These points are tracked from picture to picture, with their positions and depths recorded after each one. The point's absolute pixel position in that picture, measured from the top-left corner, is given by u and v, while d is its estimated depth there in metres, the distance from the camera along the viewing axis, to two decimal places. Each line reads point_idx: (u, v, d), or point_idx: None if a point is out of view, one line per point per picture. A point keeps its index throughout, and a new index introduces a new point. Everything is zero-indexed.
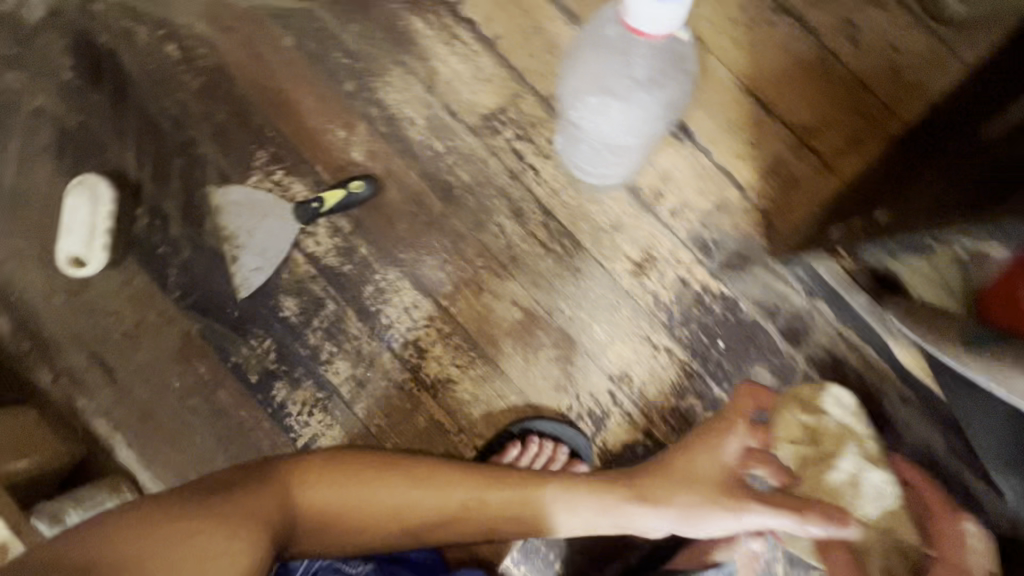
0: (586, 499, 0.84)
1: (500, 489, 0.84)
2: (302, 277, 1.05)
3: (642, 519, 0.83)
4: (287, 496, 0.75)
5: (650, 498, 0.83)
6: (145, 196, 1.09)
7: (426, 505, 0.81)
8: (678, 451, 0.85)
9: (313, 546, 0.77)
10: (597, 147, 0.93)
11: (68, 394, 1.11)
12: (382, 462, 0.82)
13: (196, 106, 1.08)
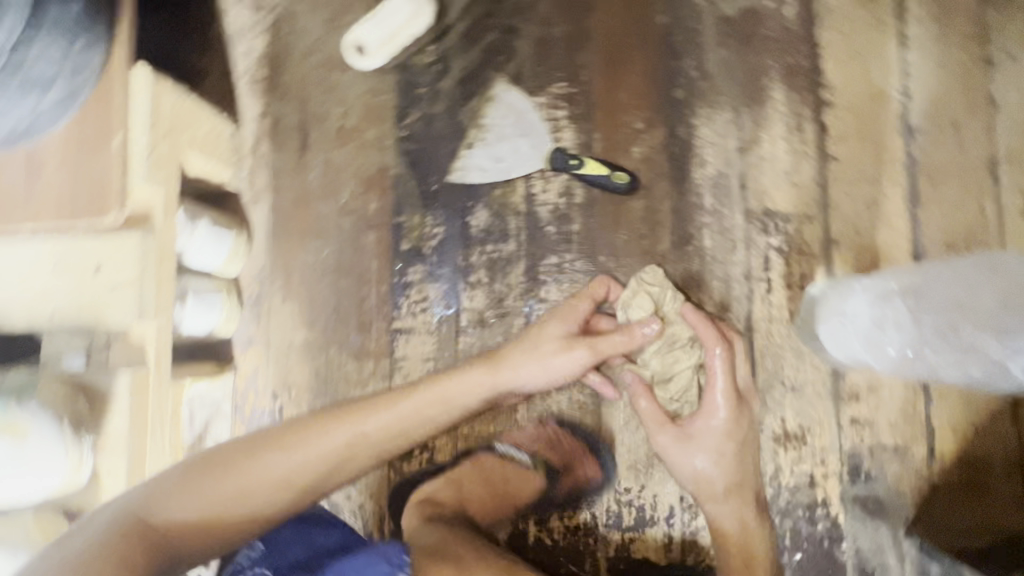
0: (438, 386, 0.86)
1: (369, 410, 0.82)
2: (508, 205, 1.04)
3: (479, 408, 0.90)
4: (145, 528, 0.67)
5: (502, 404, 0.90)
6: (443, 39, 1.10)
7: (316, 437, 0.79)
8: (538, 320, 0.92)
9: (199, 552, 0.70)
10: (884, 338, 0.86)
11: (259, 135, 1.14)
12: (199, 474, 0.74)
13: (543, 3, 1.07)
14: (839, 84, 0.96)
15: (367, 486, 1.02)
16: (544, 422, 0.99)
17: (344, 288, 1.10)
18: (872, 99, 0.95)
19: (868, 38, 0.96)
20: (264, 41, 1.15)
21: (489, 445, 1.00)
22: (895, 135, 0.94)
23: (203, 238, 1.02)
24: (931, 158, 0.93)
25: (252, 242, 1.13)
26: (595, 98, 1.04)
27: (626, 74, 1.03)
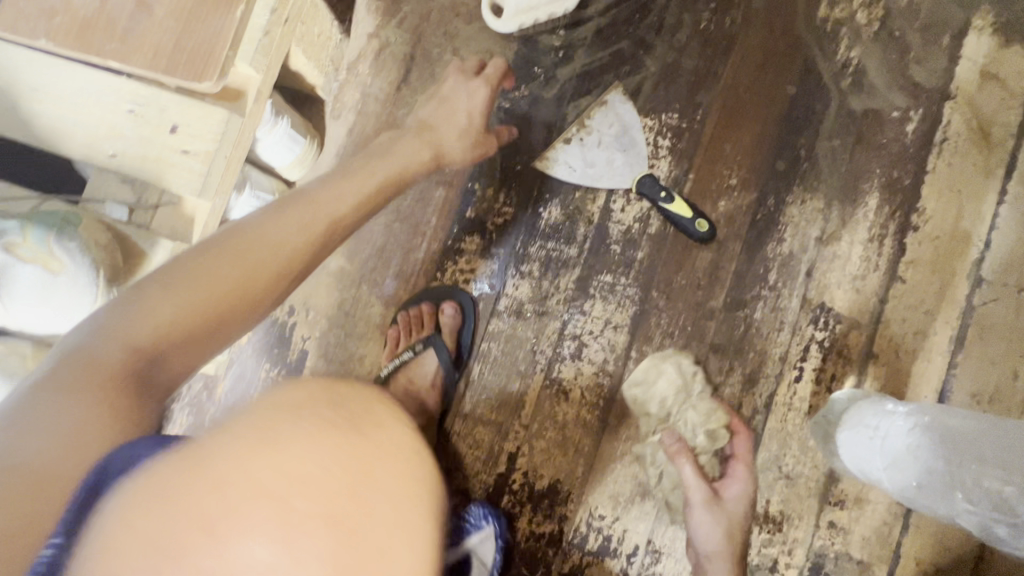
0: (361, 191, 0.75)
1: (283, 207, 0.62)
2: (584, 212, 1.04)
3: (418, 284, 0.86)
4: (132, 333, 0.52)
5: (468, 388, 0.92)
6: (575, 29, 1.09)
7: (248, 235, 0.59)
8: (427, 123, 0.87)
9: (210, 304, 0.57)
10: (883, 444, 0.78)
11: (364, 53, 1.11)
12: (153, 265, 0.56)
13: (683, 31, 1.06)
14: (931, 212, 0.98)
15: None
16: (545, 428, 1.00)
17: (395, 232, 1.08)
18: (956, 238, 0.97)
19: (973, 179, 0.98)
20: None
21: (486, 430, 1.02)
22: (964, 279, 0.97)
23: (281, 137, 0.99)
24: (988, 313, 0.96)
25: (320, 154, 1.10)
26: (700, 141, 1.04)
27: (738, 129, 1.03)
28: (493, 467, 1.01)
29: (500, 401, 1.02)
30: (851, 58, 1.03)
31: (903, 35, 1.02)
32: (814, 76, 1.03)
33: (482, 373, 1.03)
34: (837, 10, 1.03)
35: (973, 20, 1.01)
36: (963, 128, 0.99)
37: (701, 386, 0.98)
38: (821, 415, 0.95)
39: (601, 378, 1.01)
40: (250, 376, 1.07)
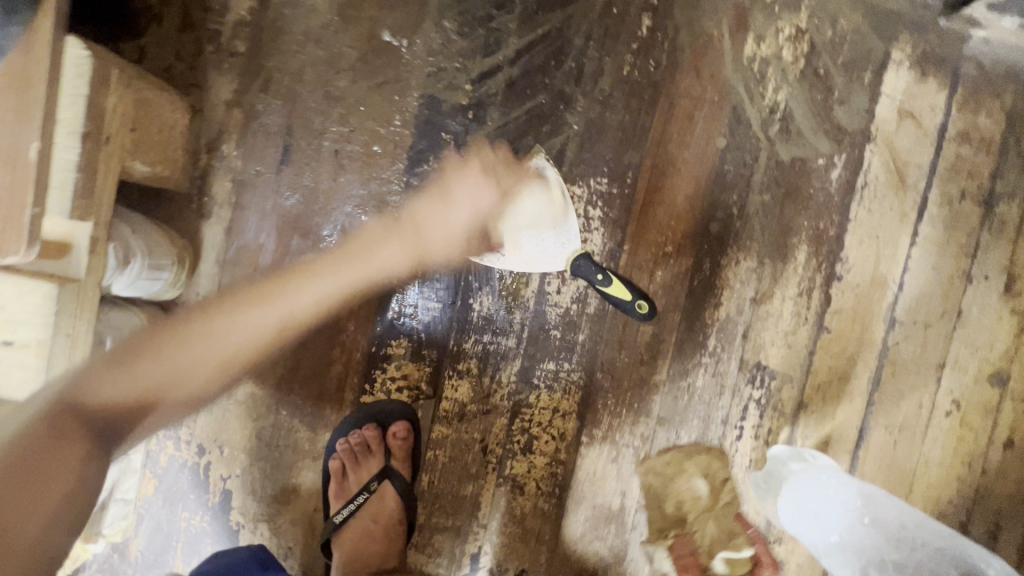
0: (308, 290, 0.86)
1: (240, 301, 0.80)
2: (517, 298, 0.96)
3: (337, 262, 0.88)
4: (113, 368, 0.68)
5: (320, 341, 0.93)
6: (484, 82, 0.93)
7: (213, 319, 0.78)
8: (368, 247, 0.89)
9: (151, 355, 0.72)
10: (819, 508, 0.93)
11: (230, 130, 0.91)
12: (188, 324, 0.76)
13: (605, 78, 0.94)
14: (852, 259, 1.00)
15: (302, 561, 0.96)
16: (504, 525, 0.98)
17: (307, 344, 0.94)
18: (875, 284, 1.00)
19: (889, 223, 1.00)
20: (253, 11, 0.90)
21: (444, 537, 0.98)
22: (881, 323, 1.01)
23: (138, 271, 0.79)
24: (902, 351, 1.02)
25: (197, 263, 0.91)
26: (632, 206, 0.96)
27: (669, 190, 0.96)
28: (455, 572, 0.98)
29: (455, 506, 0.98)
30: (780, 100, 0.96)
31: (828, 72, 0.96)
32: (742, 124, 0.96)
33: (432, 482, 0.97)
34: (763, 46, 0.95)
35: (893, 52, 0.97)
36: (882, 172, 0.98)
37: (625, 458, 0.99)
38: (757, 482, 1.00)
39: (555, 467, 0.98)
40: (167, 528, 0.94)
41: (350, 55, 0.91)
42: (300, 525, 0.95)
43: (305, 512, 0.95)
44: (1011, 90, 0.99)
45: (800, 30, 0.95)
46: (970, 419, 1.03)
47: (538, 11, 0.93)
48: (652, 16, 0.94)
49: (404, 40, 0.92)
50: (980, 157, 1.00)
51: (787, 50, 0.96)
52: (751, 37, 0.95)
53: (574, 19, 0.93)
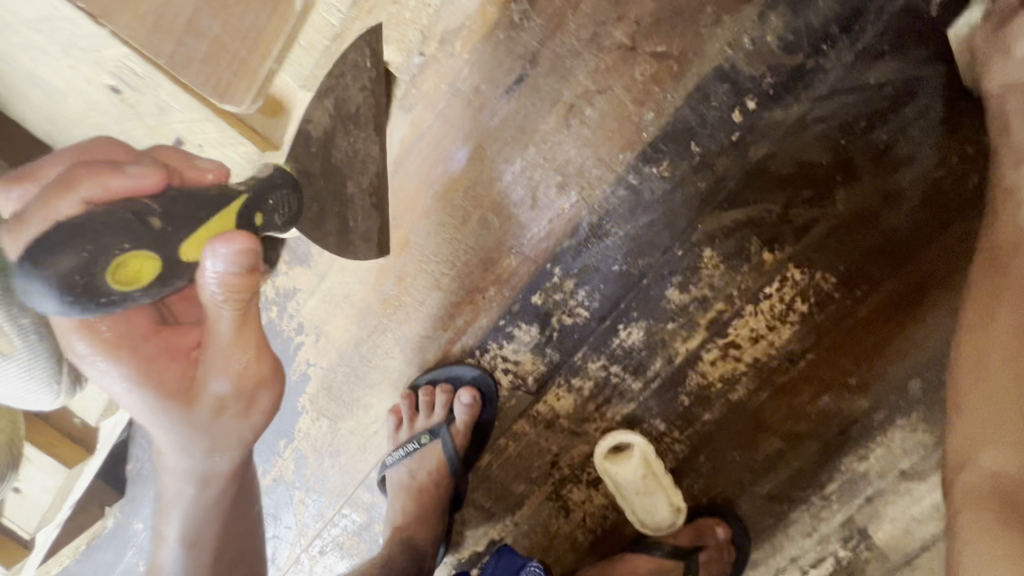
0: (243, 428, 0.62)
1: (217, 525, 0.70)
2: (666, 348, 0.86)
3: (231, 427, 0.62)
4: None
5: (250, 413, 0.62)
6: (769, 111, 0.75)
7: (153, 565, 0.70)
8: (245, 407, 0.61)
9: None
10: None
11: (473, 31, 0.77)
12: None
13: (906, 171, 0.76)
14: None
15: (346, 462, 0.98)
16: (534, 532, 0.97)
17: (439, 283, 0.88)
18: None
19: None
20: None
21: (477, 511, 0.97)
22: None
23: (341, 242, 0.74)
24: None
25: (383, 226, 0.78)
26: (840, 319, 0.82)
27: (893, 324, 0.82)
28: (471, 544, 0.99)
29: (501, 494, 0.96)
30: None
31: None
32: None
33: (490, 465, 0.95)
34: None
35: None
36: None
37: (594, 482, 0.93)
38: None
39: (608, 511, 0.94)
40: None
41: (643, 6, 0.74)
42: (357, 437, 0.96)
43: (365, 429, 0.96)
44: None
45: None
46: None
47: (884, 55, 0.72)
48: None
49: (710, 17, 0.74)
50: None
51: None
52: None
53: (921, 84, 0.73)
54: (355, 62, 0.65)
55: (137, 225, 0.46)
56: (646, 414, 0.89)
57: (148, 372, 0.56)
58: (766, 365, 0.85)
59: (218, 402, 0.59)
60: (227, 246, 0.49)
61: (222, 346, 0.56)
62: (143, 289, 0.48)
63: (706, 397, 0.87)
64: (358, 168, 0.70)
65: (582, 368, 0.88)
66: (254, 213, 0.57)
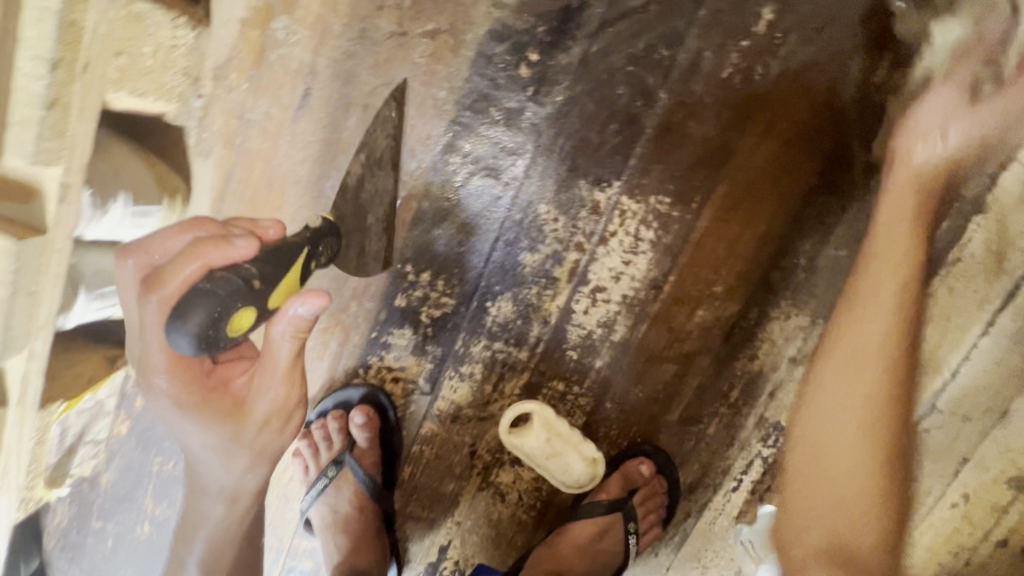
0: (275, 442, 0.71)
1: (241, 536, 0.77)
2: (538, 311, 0.87)
3: (270, 440, 0.70)
4: None
5: (275, 434, 0.70)
6: (552, 58, 0.77)
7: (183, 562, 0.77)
8: (282, 419, 0.70)
9: None
10: None
11: (242, 59, 0.75)
12: None
13: (698, 79, 0.78)
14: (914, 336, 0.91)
15: (272, 518, 0.95)
16: (478, 525, 0.96)
17: None
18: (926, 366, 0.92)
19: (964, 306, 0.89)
20: None
21: (417, 523, 0.96)
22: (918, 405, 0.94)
23: (359, 266, 0.74)
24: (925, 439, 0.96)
25: None
26: (685, 238, 0.84)
27: (736, 225, 0.84)
28: (422, 558, 0.98)
29: (435, 501, 0.95)
30: None
31: None
32: (843, 163, 0.81)
33: (413, 474, 0.94)
34: None
35: None
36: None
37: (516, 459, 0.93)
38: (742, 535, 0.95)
39: (539, 483, 0.95)
40: (138, 469, 0.91)
41: None
42: (275, 487, 0.94)
43: (280, 477, 0.94)
44: None
45: None
46: (969, 512, 1.00)
47: None
48: (773, 11, 0.76)
49: None
50: None
51: None
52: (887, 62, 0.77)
53: None
54: (384, 118, 0.74)
55: (244, 287, 0.53)
56: (544, 379, 0.90)
57: (208, 400, 0.63)
58: (637, 298, 0.86)
59: (263, 420, 0.68)
60: (314, 301, 0.59)
61: (278, 370, 0.64)
62: (246, 333, 0.55)
63: (592, 345, 0.88)
64: (379, 201, 0.73)
65: (469, 353, 0.88)
66: (308, 265, 0.63)
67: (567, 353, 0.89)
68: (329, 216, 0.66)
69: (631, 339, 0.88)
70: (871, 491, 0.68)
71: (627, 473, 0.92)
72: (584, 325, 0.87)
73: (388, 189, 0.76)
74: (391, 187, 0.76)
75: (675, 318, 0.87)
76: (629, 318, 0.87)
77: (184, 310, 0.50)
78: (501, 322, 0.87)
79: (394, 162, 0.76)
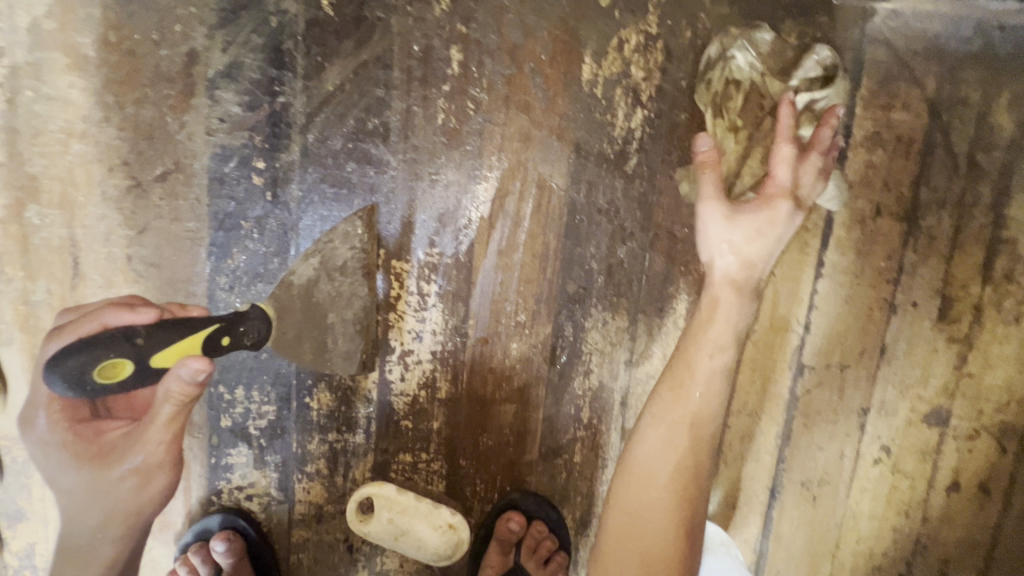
0: (134, 496, 0.75)
1: None
2: (357, 392, 0.86)
3: (128, 495, 0.74)
4: None
5: (141, 486, 0.75)
6: (278, 159, 0.80)
7: None
8: (142, 470, 0.74)
9: None
10: None
11: (12, 251, 0.82)
12: None
13: (417, 132, 0.79)
14: None
15: None
16: None
17: None
18: (774, 327, 0.85)
19: (785, 258, 0.83)
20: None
21: None
22: (785, 372, 0.86)
23: (317, 362, 0.79)
24: (811, 400, 0.87)
25: None
26: (468, 280, 0.83)
27: (512, 254, 0.82)
28: None
29: None
30: (634, 131, 0.79)
31: (692, 82, 0.78)
32: (593, 161, 0.80)
33: None
34: (605, 65, 0.77)
35: (771, 47, 0.77)
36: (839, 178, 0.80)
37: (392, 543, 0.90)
38: None
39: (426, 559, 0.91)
40: None
41: (121, 149, 0.79)
42: None
43: None
44: (933, 73, 0.78)
45: (652, 35, 0.77)
46: (898, 464, 0.89)
47: (324, 64, 0.77)
48: (461, 50, 0.77)
49: (175, 125, 0.79)
50: (896, 163, 0.80)
51: (634, 70, 0.78)
52: (589, 57, 0.77)
53: (370, 64, 0.77)
54: (348, 232, 0.79)
55: (124, 344, 0.58)
56: (391, 454, 0.88)
57: (71, 444, 0.72)
58: (446, 350, 0.85)
59: (125, 473, 0.73)
60: (192, 367, 0.62)
61: (151, 425, 0.71)
62: (122, 382, 0.59)
63: (423, 408, 0.87)
64: (342, 304, 0.79)
65: (309, 450, 0.87)
66: (222, 337, 0.65)
67: (402, 422, 0.87)
68: (261, 306, 0.71)
69: (459, 390, 0.86)
70: (672, 533, 0.73)
71: (500, 529, 0.87)
72: (407, 392, 0.86)
73: (365, 295, 0.81)
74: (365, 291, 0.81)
75: (491, 357, 0.85)
76: (447, 371, 0.86)
77: (66, 353, 0.57)
78: (328, 411, 0.86)
79: (365, 269, 0.81)
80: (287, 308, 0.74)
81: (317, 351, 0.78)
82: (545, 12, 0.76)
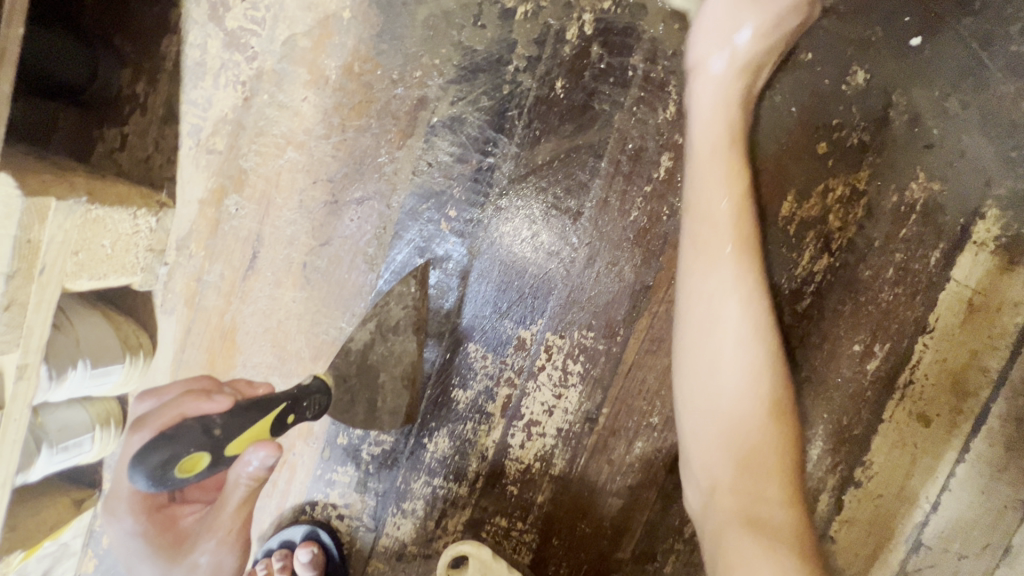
0: None
1: None
2: (474, 446, 0.88)
3: None
4: None
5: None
6: (469, 213, 0.83)
7: None
8: (213, 562, 0.76)
9: None
10: None
11: (203, 231, 0.86)
12: None
13: (608, 222, 0.82)
14: (881, 464, 0.83)
15: None
16: None
17: None
18: (901, 498, 0.84)
19: (931, 434, 0.82)
20: (234, 105, 0.84)
21: None
22: (901, 545, 0.84)
23: (367, 421, 0.82)
24: None
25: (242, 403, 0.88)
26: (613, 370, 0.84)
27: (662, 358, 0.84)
28: None
29: None
30: (814, 274, 0.80)
31: (886, 243, 0.79)
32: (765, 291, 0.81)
33: None
34: (805, 206, 0.79)
35: (973, 229, 0.78)
36: None
37: None
38: None
39: None
40: None
41: (330, 166, 0.84)
42: None
43: None
44: None
45: (859, 190, 0.79)
46: None
47: (541, 139, 0.81)
48: (672, 158, 0.80)
49: (386, 158, 0.83)
50: None
51: (833, 217, 0.79)
52: (792, 195, 0.79)
53: (583, 150, 0.81)
54: (401, 292, 0.83)
55: (202, 435, 0.57)
56: (488, 514, 0.89)
57: (148, 538, 0.75)
58: (571, 430, 0.86)
59: (195, 563, 0.75)
60: (264, 451, 0.64)
61: (220, 514, 0.72)
62: (198, 476, 0.57)
63: (532, 479, 0.87)
64: (393, 361, 0.82)
65: (412, 488, 0.89)
66: (287, 416, 0.68)
67: (508, 486, 0.88)
68: (322, 379, 0.75)
69: (572, 472, 0.87)
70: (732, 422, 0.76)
71: None
72: (522, 459, 0.87)
73: (414, 353, 0.83)
74: (414, 349, 0.83)
75: (613, 449, 0.86)
76: (566, 450, 0.86)
77: (148, 447, 0.54)
78: (441, 457, 0.88)
79: (415, 327, 0.83)
80: (344, 375, 0.78)
81: (367, 409, 0.82)
82: (762, 144, 0.79)
